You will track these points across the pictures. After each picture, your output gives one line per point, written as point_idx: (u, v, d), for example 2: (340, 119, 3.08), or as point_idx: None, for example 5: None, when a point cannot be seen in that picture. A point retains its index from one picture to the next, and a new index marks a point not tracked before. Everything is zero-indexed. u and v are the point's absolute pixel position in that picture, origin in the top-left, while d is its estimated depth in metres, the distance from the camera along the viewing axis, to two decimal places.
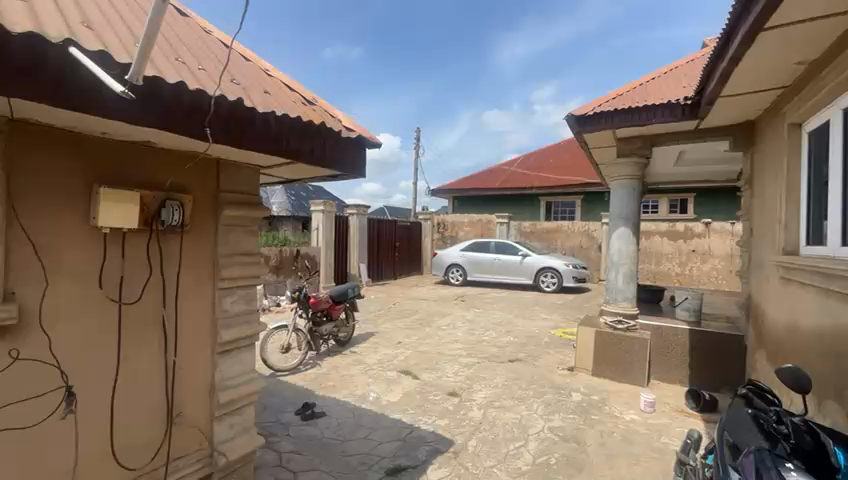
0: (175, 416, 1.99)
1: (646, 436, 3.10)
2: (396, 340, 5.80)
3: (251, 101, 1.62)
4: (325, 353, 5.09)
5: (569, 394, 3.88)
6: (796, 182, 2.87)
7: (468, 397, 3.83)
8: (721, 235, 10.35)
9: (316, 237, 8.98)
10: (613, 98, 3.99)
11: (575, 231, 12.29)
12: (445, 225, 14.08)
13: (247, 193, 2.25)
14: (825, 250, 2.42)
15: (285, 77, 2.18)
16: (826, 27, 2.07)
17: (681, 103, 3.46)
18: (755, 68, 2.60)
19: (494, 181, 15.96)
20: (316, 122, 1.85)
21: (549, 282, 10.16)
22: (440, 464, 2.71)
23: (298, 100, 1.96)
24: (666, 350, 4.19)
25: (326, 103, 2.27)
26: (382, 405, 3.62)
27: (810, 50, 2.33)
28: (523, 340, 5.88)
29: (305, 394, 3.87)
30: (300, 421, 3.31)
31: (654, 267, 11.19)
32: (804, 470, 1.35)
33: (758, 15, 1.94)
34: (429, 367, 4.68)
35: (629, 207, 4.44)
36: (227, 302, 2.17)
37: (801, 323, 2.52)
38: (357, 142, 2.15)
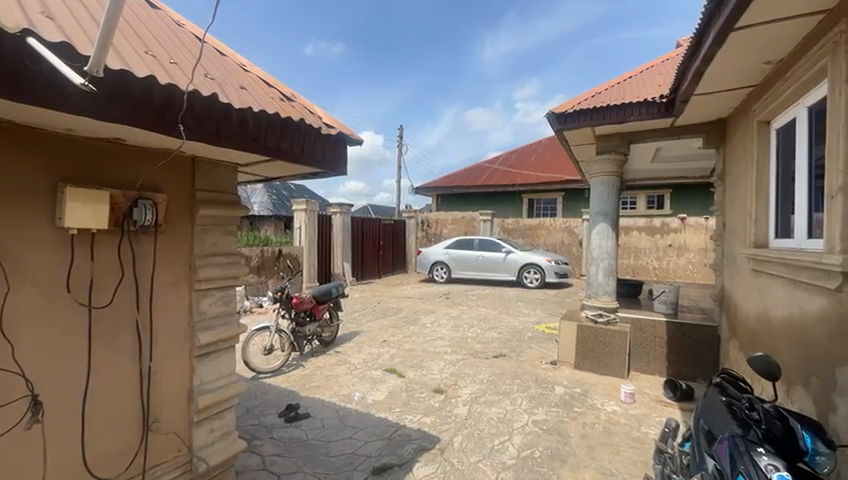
0: (151, 423, 1.93)
1: (626, 427, 3.18)
2: (381, 338, 5.79)
3: (225, 95, 1.57)
4: (309, 354, 5.03)
5: (553, 387, 3.95)
6: (765, 178, 2.99)
7: (454, 393, 3.85)
8: (696, 230, 10.69)
9: (298, 236, 8.85)
10: (592, 96, 4.06)
11: (557, 227, 12.48)
12: (429, 222, 14.12)
13: (224, 192, 2.20)
14: (793, 243, 2.52)
15: (262, 72, 2.13)
16: (793, 28, 2.14)
17: (657, 101, 3.55)
18: (726, 67, 2.68)
19: (477, 179, 16.09)
20: (294, 119, 1.80)
21: (532, 278, 10.29)
22: (426, 462, 2.71)
23: (276, 96, 1.91)
24: (645, 342, 4.31)
25: (305, 100, 2.22)
26: (367, 405, 3.60)
27: (778, 50, 2.41)
28: (507, 336, 5.95)
29: (289, 395, 3.81)
30: (283, 423, 3.26)
31: (633, 262, 11.48)
32: (774, 455, 1.40)
33: (730, 15, 1.99)
34: (414, 365, 4.67)
35: (608, 204, 4.53)
36: (206, 304, 2.12)
37: (771, 313, 2.62)
38: (338, 139, 2.12)
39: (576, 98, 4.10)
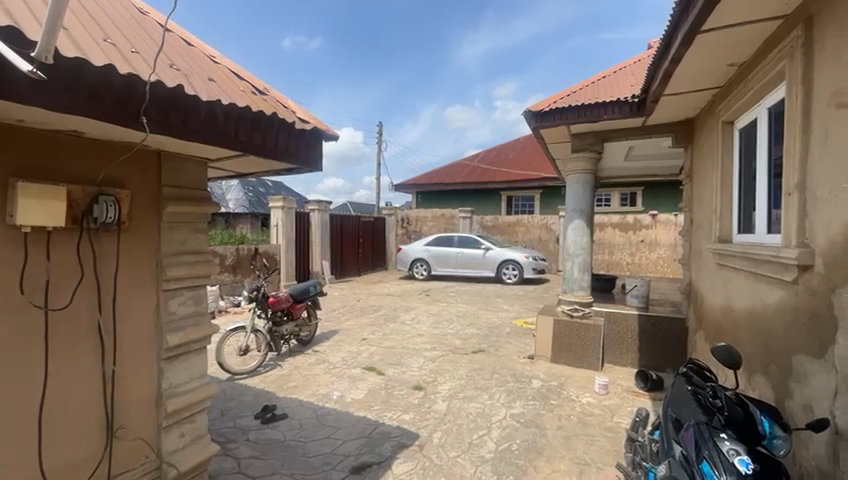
0: (115, 429, 1.85)
1: (599, 417, 3.27)
2: (360, 336, 5.75)
3: (192, 87, 1.51)
4: (286, 354, 4.94)
5: (530, 381, 4.02)
6: (729, 177, 3.13)
7: (433, 389, 3.87)
8: (666, 226, 11.10)
9: (275, 234, 8.67)
10: (567, 95, 4.13)
11: (535, 224, 12.70)
12: (409, 219, 14.10)
13: (193, 188, 2.12)
14: (754, 238, 2.64)
15: (232, 64, 2.06)
16: (753, 32, 2.23)
17: (629, 101, 3.64)
18: (693, 68, 2.77)
19: (457, 176, 16.18)
20: (266, 113, 1.75)
21: (510, 275, 10.43)
22: (405, 459, 2.71)
23: (248, 89, 1.85)
24: (618, 335, 4.45)
25: (278, 93, 2.16)
26: (346, 403, 3.57)
27: (741, 53, 2.51)
28: (486, 331, 6.02)
29: (265, 396, 3.73)
30: (259, 424, 3.19)
31: (607, 257, 11.82)
32: (736, 440, 1.48)
33: (697, 17, 2.06)
34: (393, 362, 4.66)
35: (583, 201, 4.65)
36: (174, 304, 2.04)
37: (734, 305, 2.75)
38: (312, 134, 2.07)
39: (552, 96, 4.17)
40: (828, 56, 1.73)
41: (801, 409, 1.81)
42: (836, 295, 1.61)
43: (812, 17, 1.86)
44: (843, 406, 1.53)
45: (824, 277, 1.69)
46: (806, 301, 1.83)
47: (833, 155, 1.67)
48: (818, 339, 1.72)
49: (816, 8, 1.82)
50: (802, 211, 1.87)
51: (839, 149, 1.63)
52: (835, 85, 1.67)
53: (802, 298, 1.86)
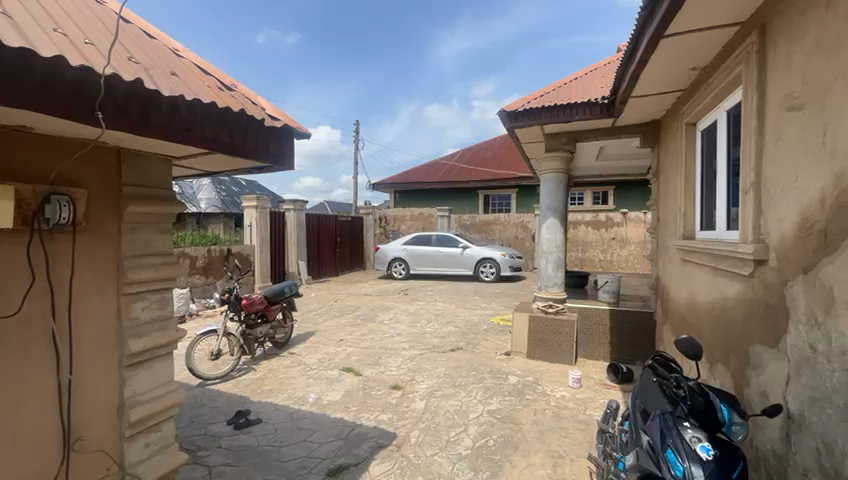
0: (73, 442, 1.75)
1: (573, 410, 3.35)
2: (338, 337, 5.68)
3: (153, 81, 1.44)
4: (261, 357, 4.82)
5: (506, 377, 4.08)
6: (691, 177, 3.27)
7: (411, 389, 3.86)
8: (636, 224, 11.50)
9: (249, 234, 8.44)
10: (541, 96, 4.21)
11: (511, 222, 12.89)
12: (387, 219, 14.03)
13: (155, 187, 2.03)
14: (716, 234, 2.77)
15: (198, 58, 1.99)
16: (713, 38, 2.34)
17: (599, 102, 3.75)
18: (658, 71, 2.88)
19: (435, 175, 16.23)
20: (234, 109, 1.70)
21: (488, 273, 10.54)
22: (382, 459, 2.70)
23: (214, 84, 1.79)
24: (590, 330, 4.58)
25: (247, 89, 2.09)
26: (323, 406, 3.52)
27: (702, 58, 2.62)
28: (464, 329, 6.07)
29: (238, 401, 3.63)
30: (232, 430, 3.10)
31: (580, 254, 12.15)
32: (698, 428, 1.54)
33: (660, 22, 2.13)
34: (371, 362, 4.63)
35: (556, 199, 4.75)
36: (137, 308, 1.96)
37: (698, 299, 2.87)
38: (284, 132, 2.03)
39: (525, 97, 4.24)
40: (779, 62, 1.83)
41: (758, 396, 1.91)
42: (788, 288, 1.71)
43: (766, 25, 1.96)
44: (794, 393, 1.63)
45: (777, 271, 1.79)
46: (761, 293, 1.93)
47: (784, 156, 1.77)
48: (772, 329, 1.82)
49: (769, 17, 1.93)
50: (757, 209, 1.97)
51: (789, 150, 1.73)
52: (786, 90, 1.77)
53: (758, 290, 1.96)
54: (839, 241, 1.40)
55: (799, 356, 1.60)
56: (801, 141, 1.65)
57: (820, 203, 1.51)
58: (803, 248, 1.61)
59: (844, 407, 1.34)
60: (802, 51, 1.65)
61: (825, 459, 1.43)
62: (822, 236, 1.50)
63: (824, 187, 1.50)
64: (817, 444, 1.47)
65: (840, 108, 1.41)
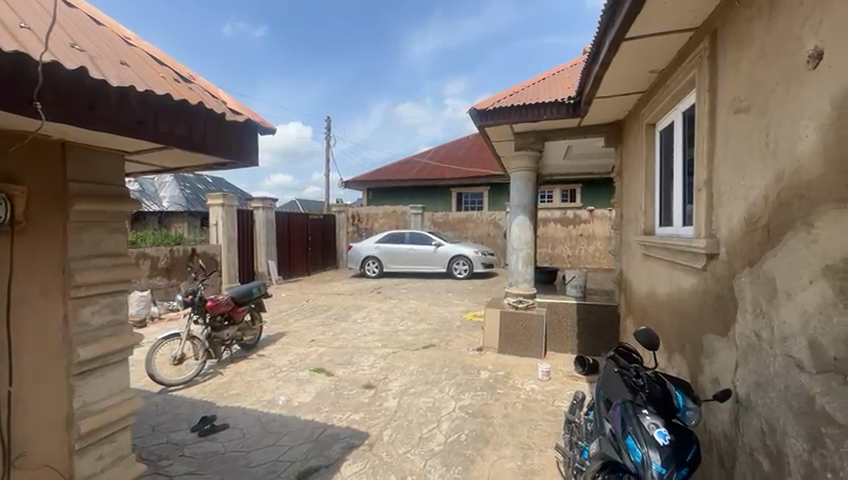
0: (14, 459, 1.62)
1: (542, 402, 3.45)
2: (309, 337, 5.58)
3: (99, 70, 1.35)
4: (228, 360, 4.66)
5: (478, 372, 4.14)
6: (651, 175, 3.42)
7: (383, 387, 3.85)
8: (601, 220, 11.93)
9: (215, 234, 8.12)
10: (510, 95, 4.27)
11: (484, 220, 13.07)
12: (359, 217, 13.89)
13: (101, 184, 1.90)
14: (673, 230, 2.91)
15: (152, 48, 1.89)
16: (669, 42, 2.45)
17: (566, 102, 3.85)
18: (619, 73, 2.98)
19: (407, 173, 16.19)
20: (191, 102, 1.62)
21: (461, 269, 10.64)
22: (354, 459, 2.67)
23: (169, 75, 1.70)
24: (558, 323, 4.71)
25: (206, 82, 2.00)
26: (293, 408, 3.44)
27: (659, 62, 2.74)
28: (437, 326, 6.10)
29: (203, 407, 3.49)
30: (197, 437, 2.98)
31: (549, 250, 12.49)
32: (656, 414, 1.62)
33: (620, 26, 2.22)
34: (343, 362, 4.57)
35: (525, 197, 4.86)
36: (86, 313, 1.84)
37: (657, 292, 3.01)
38: (246, 127, 1.95)
39: (495, 96, 4.29)
40: (728, 66, 1.94)
41: (710, 383, 2.03)
42: (735, 280, 1.82)
43: (716, 31, 2.07)
44: (741, 378, 1.73)
45: (727, 264, 1.90)
46: (713, 286, 2.05)
47: (733, 156, 1.88)
48: (722, 320, 1.94)
49: (719, 23, 2.04)
50: (709, 206, 2.08)
51: (737, 150, 1.84)
52: (734, 93, 1.87)
53: (710, 283, 2.07)
54: (780, 236, 1.50)
55: (746, 343, 1.70)
56: (747, 142, 1.75)
57: (764, 200, 1.61)
58: (749, 242, 1.72)
59: (784, 390, 1.44)
60: (748, 57, 1.75)
61: (768, 439, 1.53)
62: (765, 232, 1.60)
63: (767, 185, 1.60)
64: (761, 425, 1.58)
65: (781, 111, 1.51)
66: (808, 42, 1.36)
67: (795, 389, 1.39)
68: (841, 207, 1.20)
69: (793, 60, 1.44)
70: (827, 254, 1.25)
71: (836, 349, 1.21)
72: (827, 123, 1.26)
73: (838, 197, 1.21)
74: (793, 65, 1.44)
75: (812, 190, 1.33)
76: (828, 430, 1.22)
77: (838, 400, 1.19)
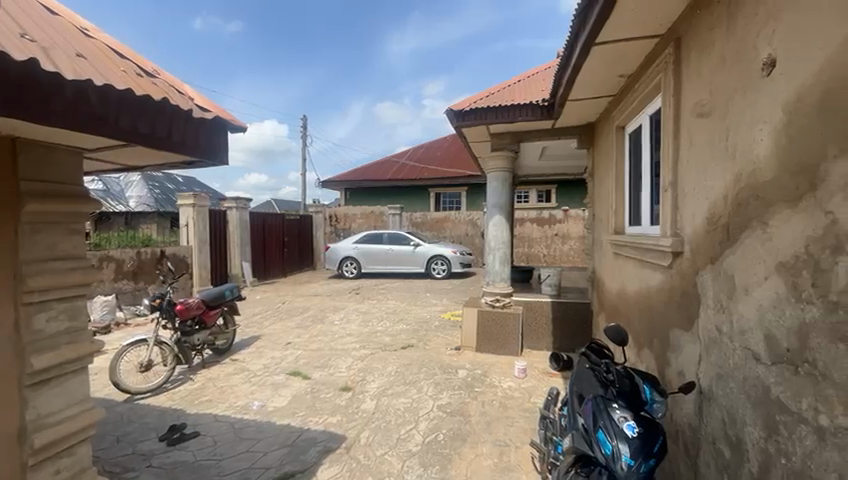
0: None
1: (518, 399, 3.50)
2: (285, 340, 5.46)
3: (53, 62, 1.27)
4: (199, 366, 4.50)
5: (456, 371, 4.17)
6: (621, 176, 3.54)
7: (361, 389, 3.81)
8: (575, 220, 12.23)
9: (186, 235, 7.83)
10: (486, 96, 4.32)
11: (462, 220, 13.16)
12: (337, 217, 13.73)
13: (51, 181, 1.77)
14: (642, 229, 3.02)
15: (113, 41, 1.80)
16: (637, 48, 2.53)
17: (540, 105, 3.92)
18: (590, 77, 3.06)
19: (385, 173, 16.12)
20: (155, 98, 1.55)
21: (439, 269, 10.68)
22: (331, 463, 2.63)
23: (131, 69, 1.63)
24: (534, 321, 4.80)
25: (172, 77, 1.93)
26: (268, 413, 3.35)
27: (628, 66, 2.83)
28: (415, 326, 6.10)
29: (172, 415, 3.35)
30: (165, 447, 2.86)
31: (526, 250, 12.71)
32: (625, 408, 1.67)
33: (590, 31, 2.28)
34: (320, 365, 4.50)
35: (502, 197, 4.93)
36: (40, 320, 1.74)
37: (627, 289, 3.10)
38: (215, 124, 1.89)
39: (471, 97, 4.33)
40: (691, 72, 2.03)
41: (676, 376, 2.11)
42: (698, 277, 1.90)
43: (680, 38, 2.16)
44: (705, 371, 1.81)
45: (691, 262, 1.98)
46: (678, 283, 2.13)
47: (696, 158, 1.96)
48: (687, 315, 2.02)
49: (683, 31, 2.12)
50: (674, 206, 2.17)
51: (699, 152, 1.92)
52: (697, 98, 1.96)
53: (676, 280, 2.16)
54: (738, 234, 1.58)
55: (709, 337, 1.78)
56: (708, 145, 1.83)
57: (723, 200, 1.69)
58: (711, 240, 1.79)
59: (743, 381, 1.51)
60: (709, 64, 1.84)
61: (729, 428, 1.60)
62: (725, 230, 1.68)
63: (726, 186, 1.68)
64: (722, 415, 1.65)
65: (739, 115, 1.59)
66: (762, 50, 1.43)
67: (753, 380, 1.46)
68: (792, 207, 1.27)
69: (749, 67, 1.52)
70: (780, 251, 1.32)
71: (789, 341, 1.27)
72: (780, 128, 1.33)
73: (790, 198, 1.28)
74: (749, 72, 1.52)
75: (767, 190, 1.40)
76: (782, 418, 1.29)
77: (791, 389, 1.26)
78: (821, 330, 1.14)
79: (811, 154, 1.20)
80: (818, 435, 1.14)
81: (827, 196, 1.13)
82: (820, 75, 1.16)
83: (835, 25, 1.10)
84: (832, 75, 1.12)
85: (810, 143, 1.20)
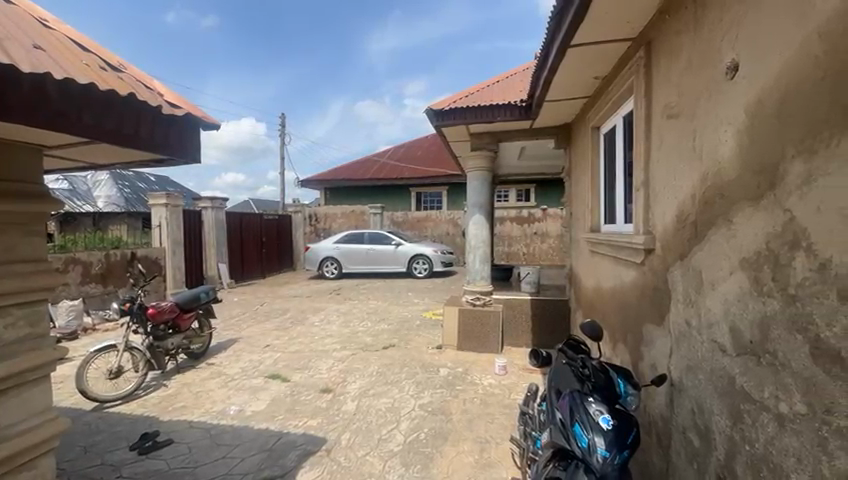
0: None
1: (499, 396, 3.55)
2: (263, 343, 5.35)
3: (8, 54, 1.20)
4: (173, 371, 4.36)
5: (437, 370, 4.18)
6: (596, 176, 3.63)
7: (342, 390, 3.78)
8: (554, 219, 12.48)
9: (158, 235, 7.55)
10: (465, 96, 4.34)
11: (443, 219, 13.21)
12: (317, 216, 13.54)
13: (3, 180, 1.66)
14: (616, 227, 3.10)
15: (75, 33, 1.72)
16: (611, 51, 2.60)
17: (518, 105, 3.98)
18: (566, 78, 3.13)
19: (366, 172, 16.01)
20: (121, 93, 1.49)
21: (421, 269, 10.68)
22: (311, 466, 2.60)
23: (93, 63, 1.55)
24: (514, 319, 4.86)
25: (139, 71, 1.85)
26: (246, 417, 3.28)
27: (602, 69, 2.91)
28: (397, 326, 6.08)
29: (145, 423, 3.23)
30: (137, 456, 2.75)
31: (506, 249, 12.88)
32: (601, 402, 1.71)
33: (565, 33, 2.32)
34: (299, 367, 4.43)
35: (482, 197, 4.97)
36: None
37: (603, 285, 3.18)
38: (187, 122, 1.84)
39: (451, 97, 4.35)
40: (661, 74, 2.09)
41: (649, 369, 2.18)
42: (669, 273, 1.97)
43: (650, 42, 2.23)
44: (675, 363, 1.87)
45: (661, 258, 2.06)
46: (650, 279, 2.20)
47: (666, 158, 2.03)
48: (658, 310, 2.09)
49: (653, 35, 2.19)
50: (646, 204, 2.24)
51: (669, 153, 1.99)
52: (666, 100, 2.03)
53: (648, 276, 2.23)
54: (705, 231, 1.64)
55: (679, 331, 1.85)
56: (677, 146, 1.90)
57: (691, 199, 1.76)
58: (679, 237, 1.86)
59: (711, 372, 1.58)
60: (677, 67, 1.91)
61: (698, 417, 1.67)
62: (694, 228, 1.74)
63: (694, 185, 1.74)
64: (692, 406, 1.72)
65: (706, 117, 1.65)
66: (725, 55, 1.50)
67: (719, 371, 1.52)
68: (754, 205, 1.33)
69: (714, 70, 1.58)
70: (744, 247, 1.38)
71: (752, 333, 1.33)
72: (743, 129, 1.39)
73: (752, 196, 1.34)
74: (714, 76, 1.58)
75: (731, 190, 1.46)
76: (746, 407, 1.35)
77: (754, 380, 1.32)
78: (781, 323, 1.20)
79: (770, 155, 1.26)
80: (779, 422, 1.20)
81: (786, 195, 1.18)
82: (779, 79, 1.21)
83: (790, 31, 1.16)
84: (790, 79, 1.17)
85: (769, 145, 1.26)
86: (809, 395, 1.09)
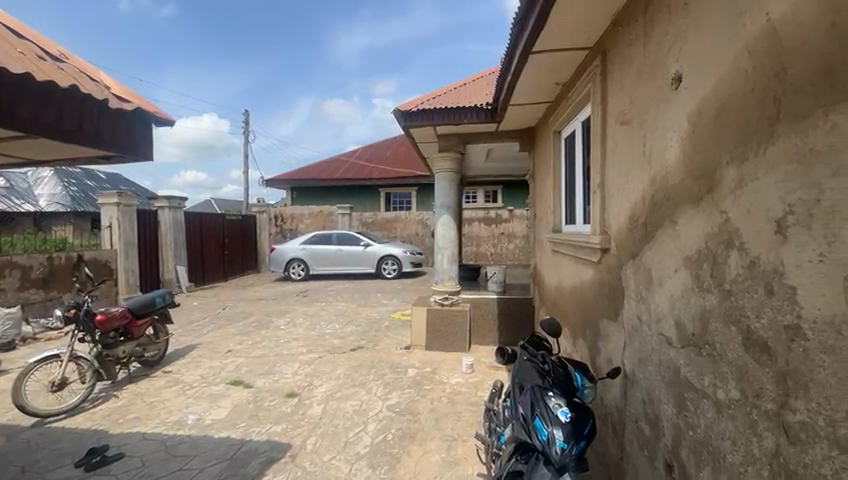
0: None
1: (465, 394, 3.60)
2: (225, 348, 5.14)
3: None
4: (126, 380, 4.10)
5: (405, 371, 4.18)
6: (558, 178, 3.76)
7: (308, 394, 3.70)
8: (520, 219, 12.83)
9: (109, 237, 7.06)
10: (432, 97, 4.38)
11: (412, 220, 13.23)
12: (283, 217, 13.19)
13: None
14: (576, 227, 3.23)
15: (8, 18, 1.59)
16: (570, 58, 2.71)
17: (483, 108, 4.05)
18: (529, 83, 3.22)
19: (334, 172, 15.75)
20: (63, 85, 1.40)
21: (390, 269, 10.65)
22: (275, 473, 2.53)
23: (31, 52, 1.45)
24: (481, 318, 4.95)
25: (84, 62, 1.74)
26: (205, 426, 3.14)
27: (561, 75, 3.02)
28: (366, 327, 6.04)
29: (92, 437, 3.02)
30: (82, 474, 2.57)
31: (474, 248, 13.08)
32: (559, 395, 1.78)
33: (527, 40, 2.40)
34: (263, 372, 4.29)
35: (450, 197, 5.01)
36: None
37: (563, 283, 3.30)
38: (137, 117, 1.75)
39: (418, 98, 4.37)
40: (615, 82, 2.21)
41: (606, 363, 2.29)
42: (622, 270, 2.08)
43: (606, 51, 2.34)
44: (629, 357, 1.98)
45: (616, 257, 2.17)
46: (606, 276, 2.31)
47: (619, 161, 2.14)
48: (613, 306, 2.20)
49: (607, 45, 2.31)
50: (602, 205, 2.36)
51: (622, 158, 2.10)
52: (620, 107, 2.14)
53: (604, 274, 2.34)
54: (654, 231, 1.75)
55: (631, 326, 1.95)
56: (629, 150, 2.01)
57: (642, 200, 1.86)
58: (631, 237, 1.97)
59: (659, 364, 1.68)
60: (629, 76, 2.02)
61: (648, 407, 1.77)
62: (644, 228, 1.84)
63: (644, 189, 1.85)
64: (643, 396, 1.82)
65: (654, 124, 1.76)
66: (671, 66, 1.60)
67: (666, 363, 1.62)
68: (695, 207, 1.43)
69: (661, 81, 1.69)
70: (686, 247, 1.48)
71: (694, 325, 1.43)
72: (685, 136, 1.49)
73: (693, 199, 1.44)
74: (661, 86, 1.69)
75: (676, 192, 1.56)
76: (689, 394, 1.45)
77: (696, 369, 1.41)
78: (718, 315, 1.30)
79: (709, 160, 1.36)
80: (717, 408, 1.30)
81: (722, 197, 1.28)
82: (715, 91, 1.31)
83: (726, 47, 1.26)
84: (725, 90, 1.27)
85: (708, 151, 1.36)
86: (743, 381, 1.18)
